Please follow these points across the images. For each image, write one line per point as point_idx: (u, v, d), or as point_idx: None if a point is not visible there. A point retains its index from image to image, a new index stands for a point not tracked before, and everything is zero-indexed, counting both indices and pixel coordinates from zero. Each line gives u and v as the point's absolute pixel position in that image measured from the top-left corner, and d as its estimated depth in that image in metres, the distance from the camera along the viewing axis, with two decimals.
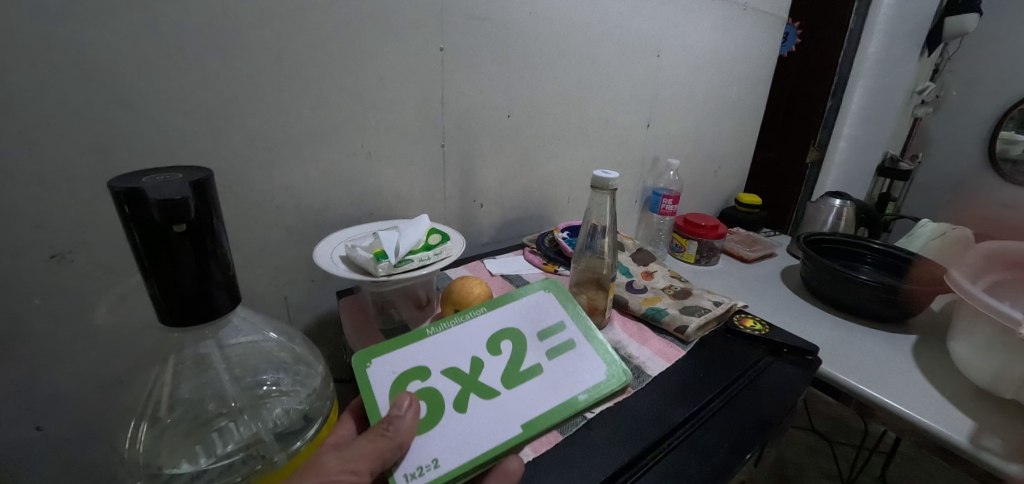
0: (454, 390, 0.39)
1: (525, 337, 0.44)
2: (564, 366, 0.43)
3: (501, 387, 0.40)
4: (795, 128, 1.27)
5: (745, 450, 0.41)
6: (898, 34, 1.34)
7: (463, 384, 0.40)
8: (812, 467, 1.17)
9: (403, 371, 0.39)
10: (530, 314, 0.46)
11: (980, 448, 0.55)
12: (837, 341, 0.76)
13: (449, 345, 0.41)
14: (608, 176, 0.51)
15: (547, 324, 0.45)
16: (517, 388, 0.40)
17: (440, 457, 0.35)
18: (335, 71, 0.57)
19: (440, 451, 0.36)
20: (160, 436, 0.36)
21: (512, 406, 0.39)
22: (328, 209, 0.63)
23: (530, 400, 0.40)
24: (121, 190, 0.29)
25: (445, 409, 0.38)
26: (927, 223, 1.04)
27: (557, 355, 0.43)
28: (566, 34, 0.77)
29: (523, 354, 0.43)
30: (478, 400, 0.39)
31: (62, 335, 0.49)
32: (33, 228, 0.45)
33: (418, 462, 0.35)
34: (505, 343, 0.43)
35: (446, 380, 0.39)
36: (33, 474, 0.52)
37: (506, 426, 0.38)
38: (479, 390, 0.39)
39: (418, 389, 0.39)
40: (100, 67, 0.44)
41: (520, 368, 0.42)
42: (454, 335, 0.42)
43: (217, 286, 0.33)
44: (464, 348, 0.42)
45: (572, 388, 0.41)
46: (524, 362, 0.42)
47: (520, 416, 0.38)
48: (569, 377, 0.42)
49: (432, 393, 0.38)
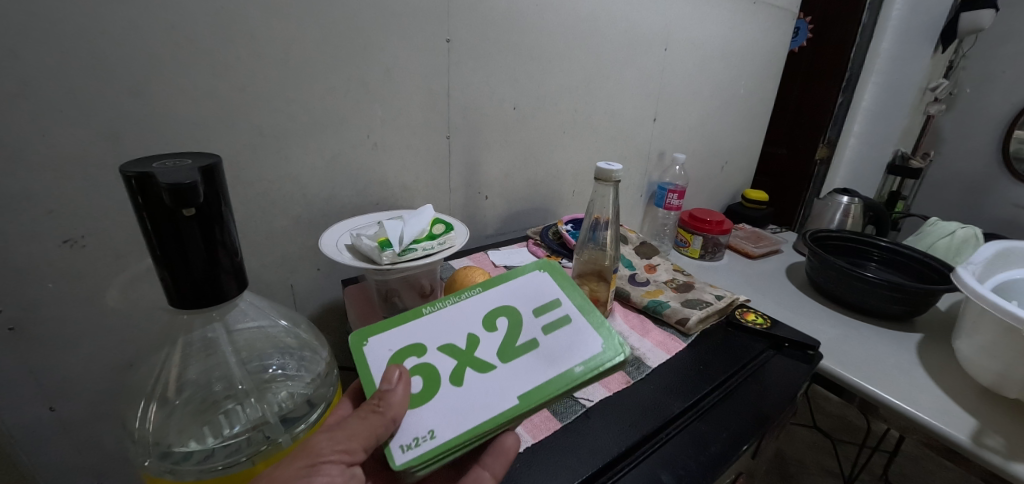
0: (450, 365, 0.37)
1: (522, 310, 0.41)
2: (562, 340, 0.39)
3: (497, 361, 0.38)
4: (804, 124, 1.26)
5: (743, 441, 0.41)
6: (912, 30, 1.32)
7: (459, 359, 0.38)
8: (813, 465, 1.17)
9: (397, 348, 0.38)
10: (526, 289, 0.42)
11: (981, 446, 0.55)
12: (840, 338, 0.76)
13: (444, 321, 0.39)
14: (612, 169, 0.51)
15: (543, 299, 0.41)
16: (513, 362, 0.38)
17: (436, 428, 0.34)
18: (341, 61, 0.58)
19: (436, 422, 0.34)
20: (169, 416, 0.37)
21: (508, 379, 0.36)
22: (334, 198, 0.64)
23: (525, 374, 0.37)
24: (132, 174, 0.30)
25: (440, 383, 0.36)
26: (936, 221, 1.03)
27: (552, 330, 0.40)
28: (573, 27, 0.76)
29: (519, 328, 0.40)
30: (474, 374, 0.37)
31: (75, 318, 0.50)
32: (47, 214, 0.46)
33: (414, 433, 0.34)
34: (500, 319, 0.40)
35: (441, 356, 0.38)
36: (47, 452, 0.53)
37: (501, 400, 0.35)
38: (474, 364, 0.37)
39: (413, 366, 0.37)
40: (112, 56, 0.45)
41: (517, 342, 0.39)
42: (450, 311, 0.40)
43: (225, 272, 0.34)
44: (459, 323, 0.39)
45: (568, 361, 0.38)
46: (521, 336, 0.39)
47: (516, 389, 0.36)
48: (567, 350, 0.38)
49: (427, 368, 0.37)
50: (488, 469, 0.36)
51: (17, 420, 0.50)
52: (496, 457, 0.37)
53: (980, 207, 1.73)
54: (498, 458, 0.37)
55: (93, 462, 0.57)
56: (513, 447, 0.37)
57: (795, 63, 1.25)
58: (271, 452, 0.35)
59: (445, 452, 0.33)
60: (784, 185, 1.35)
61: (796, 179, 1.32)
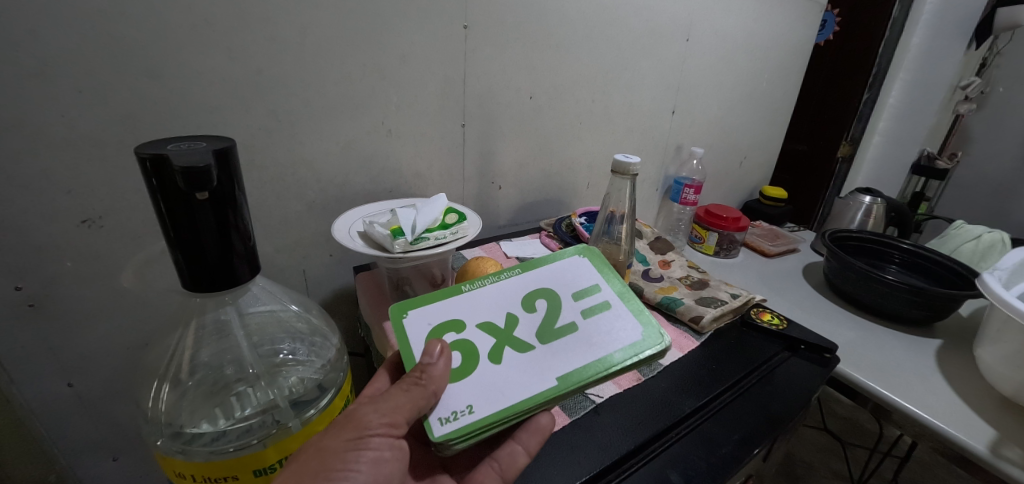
0: (489, 343, 0.37)
1: (561, 294, 0.41)
2: (601, 325, 0.39)
3: (536, 341, 0.38)
4: (828, 121, 1.22)
5: (754, 444, 0.40)
6: (945, 25, 1.26)
7: (498, 338, 0.38)
8: (822, 467, 1.15)
9: (437, 323, 0.38)
10: (564, 275, 0.42)
11: (999, 457, 0.54)
12: (858, 342, 0.74)
13: (485, 300, 0.39)
14: (630, 161, 0.50)
15: (581, 285, 0.41)
16: (553, 344, 0.38)
17: (474, 403, 0.34)
18: (356, 46, 0.57)
19: (474, 398, 0.34)
20: (182, 397, 0.38)
21: (548, 360, 0.37)
22: (347, 184, 0.64)
23: (566, 355, 0.37)
24: (147, 155, 0.29)
25: (480, 359, 0.36)
26: (962, 224, 0.99)
27: (592, 315, 0.40)
28: (593, 15, 0.74)
29: (558, 311, 0.40)
30: (513, 353, 0.37)
31: (92, 296, 0.51)
32: (65, 194, 0.46)
33: (453, 407, 0.34)
34: (540, 301, 0.40)
35: (480, 333, 0.38)
36: (63, 426, 0.54)
37: (541, 379, 0.35)
38: (514, 344, 0.37)
39: (452, 341, 0.37)
40: (127, 35, 0.44)
41: (556, 324, 0.39)
42: (491, 291, 0.40)
43: (238, 256, 0.34)
44: (498, 303, 0.39)
45: (607, 346, 0.38)
46: (560, 319, 0.39)
47: (556, 369, 0.36)
48: (605, 332, 0.39)
49: (466, 344, 0.37)
50: (521, 444, 0.37)
51: (38, 394, 0.51)
52: (531, 434, 0.37)
53: (1006, 212, 1.65)
54: (532, 434, 0.38)
55: (112, 436, 0.58)
56: (548, 426, 0.38)
57: (820, 57, 1.21)
58: (280, 436, 0.36)
59: (484, 424, 0.33)
60: (804, 182, 1.32)
61: (815, 177, 1.28)
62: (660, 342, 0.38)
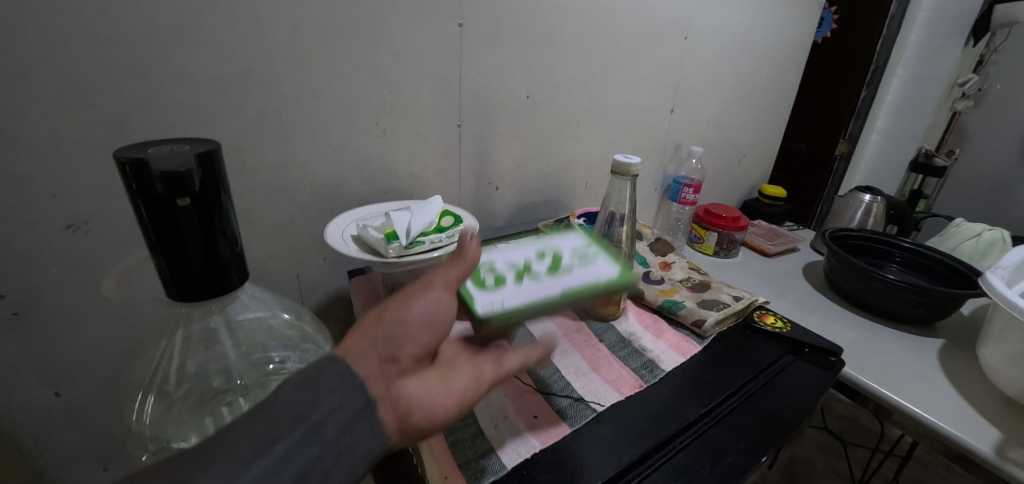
0: (512, 274, 0.44)
1: (564, 253, 0.48)
2: (592, 266, 0.46)
3: (547, 274, 0.44)
4: (827, 118, 1.21)
5: (761, 453, 0.39)
6: (943, 21, 1.26)
7: (519, 271, 0.45)
8: (823, 467, 1.15)
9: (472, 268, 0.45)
10: (564, 244, 0.50)
11: (1004, 459, 0.53)
12: (859, 342, 0.74)
13: (508, 254, 0.48)
14: (630, 161, 0.49)
15: (577, 249, 0.49)
16: (559, 276, 0.44)
17: (505, 299, 0.40)
18: (349, 45, 0.55)
19: (504, 295, 0.41)
20: (170, 409, 0.36)
21: (557, 280, 0.43)
22: (341, 186, 0.62)
23: (570, 277, 0.43)
24: (126, 160, 0.28)
25: (506, 282, 0.43)
26: (962, 222, 0.98)
27: (587, 261, 0.46)
28: (591, 12, 0.73)
29: (562, 260, 0.47)
30: (530, 279, 0.44)
31: (78, 304, 0.50)
32: (49, 198, 0.45)
33: (487, 300, 0.40)
34: (548, 255, 0.47)
35: (505, 270, 0.45)
36: (50, 437, 0.53)
37: (553, 288, 0.42)
38: (531, 274, 0.44)
39: (485, 271, 0.44)
40: (110, 33, 0.43)
41: (560, 266, 0.46)
42: (511, 251, 0.48)
43: (225, 263, 0.32)
44: (517, 256, 0.47)
45: (598, 274, 0.44)
46: (563, 263, 0.46)
47: (563, 284, 0.42)
48: (592, 274, 0.45)
49: (496, 273, 0.44)
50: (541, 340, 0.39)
51: (23, 404, 0.50)
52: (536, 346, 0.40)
53: (1004, 208, 1.65)
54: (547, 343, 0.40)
55: (104, 445, 0.57)
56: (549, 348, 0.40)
57: (818, 54, 1.20)
58: None
59: (513, 309, 0.39)
60: (803, 181, 1.31)
61: (815, 175, 1.27)
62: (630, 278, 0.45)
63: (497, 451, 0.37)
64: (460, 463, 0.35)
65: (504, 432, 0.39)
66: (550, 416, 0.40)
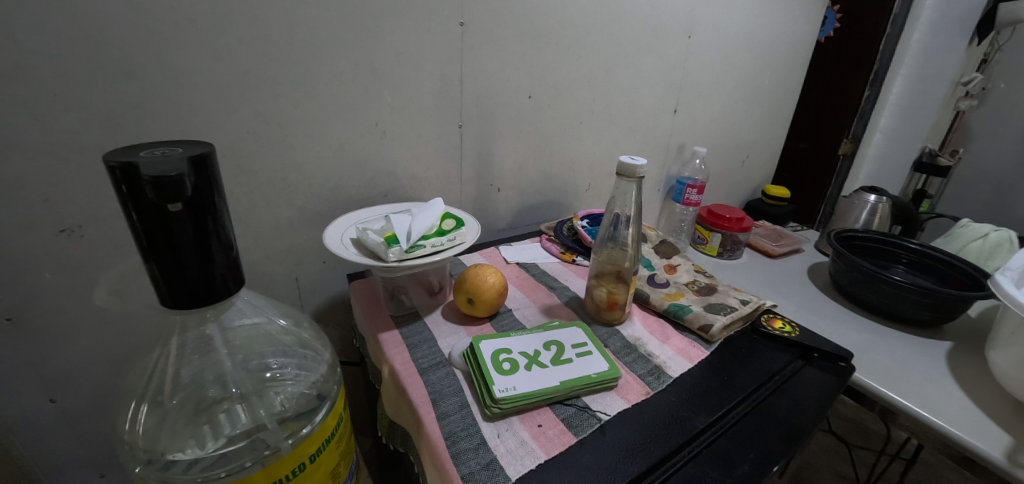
0: (522, 359, 0.45)
1: (566, 344, 0.48)
2: (591, 359, 0.46)
3: (553, 364, 0.45)
4: (831, 118, 1.20)
5: (772, 464, 0.38)
6: (948, 19, 1.24)
7: (528, 359, 0.45)
8: (828, 470, 1.14)
9: (487, 343, 0.46)
10: (564, 333, 0.50)
11: (1018, 465, 0.52)
12: (866, 345, 0.73)
13: (519, 338, 0.48)
14: (636, 162, 0.46)
15: (576, 339, 0.49)
16: (563, 366, 0.44)
17: (517, 385, 0.41)
18: (348, 44, 0.54)
19: (516, 382, 0.41)
20: (166, 419, 0.35)
21: (562, 373, 0.43)
22: (340, 189, 0.61)
23: (573, 372, 0.44)
24: (116, 164, 0.27)
25: (517, 367, 0.44)
26: (968, 222, 0.97)
27: (586, 353, 0.47)
28: (594, 11, 0.72)
29: (565, 350, 0.47)
30: (539, 368, 0.44)
31: (73, 309, 0.49)
32: (42, 202, 0.44)
33: (502, 385, 0.41)
34: (552, 345, 0.48)
35: (518, 355, 0.45)
36: (45, 444, 0.52)
37: (558, 381, 0.42)
38: (539, 363, 0.45)
39: (497, 354, 0.45)
40: (103, 34, 0.42)
41: (563, 356, 0.46)
42: (521, 335, 0.49)
43: (220, 270, 0.31)
44: (526, 342, 0.48)
45: (595, 368, 0.45)
46: (565, 352, 0.47)
47: (566, 376, 0.43)
48: (587, 367, 0.45)
49: (507, 356, 0.45)
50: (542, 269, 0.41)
51: (17, 411, 0.49)
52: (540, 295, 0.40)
53: (1008, 208, 1.64)
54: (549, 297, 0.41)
55: (101, 452, 0.56)
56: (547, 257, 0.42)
57: (821, 53, 1.19)
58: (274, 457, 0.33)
59: (526, 398, 0.40)
60: (807, 181, 1.30)
61: (818, 175, 1.26)
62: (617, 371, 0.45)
63: (501, 461, 0.35)
64: (463, 474, 0.34)
65: (507, 441, 0.37)
66: (554, 426, 0.39)
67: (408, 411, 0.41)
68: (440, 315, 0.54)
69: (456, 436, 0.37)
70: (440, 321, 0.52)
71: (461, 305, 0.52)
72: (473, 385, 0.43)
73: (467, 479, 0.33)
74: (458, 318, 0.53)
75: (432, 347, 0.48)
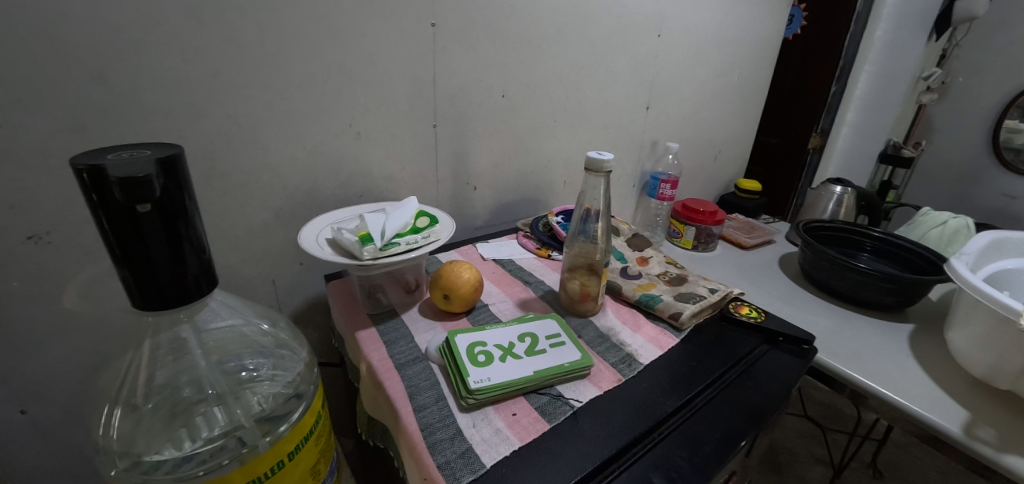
0: (497, 351, 0.46)
1: (540, 336, 0.49)
2: (562, 350, 0.47)
3: (526, 355, 0.46)
4: (799, 112, 1.24)
5: (736, 440, 0.40)
6: (906, 17, 1.29)
7: (503, 351, 0.46)
8: (804, 453, 1.18)
9: (463, 337, 0.47)
10: (538, 326, 0.51)
11: (973, 439, 0.55)
12: (833, 330, 0.76)
13: (495, 331, 0.49)
14: (603, 157, 0.47)
15: (549, 331, 0.50)
16: (536, 357, 0.46)
17: (492, 376, 0.42)
18: (319, 46, 0.55)
19: (491, 373, 0.43)
20: (140, 422, 0.35)
21: (535, 364, 0.45)
22: (315, 190, 0.61)
23: (546, 362, 0.45)
24: (83, 167, 0.27)
25: (492, 359, 0.45)
26: (928, 211, 1.02)
27: (558, 344, 0.48)
28: (563, 10, 0.74)
29: (538, 342, 0.48)
30: (513, 360, 0.45)
31: (41, 317, 0.48)
32: (8, 209, 0.43)
33: (478, 376, 0.42)
34: (527, 338, 0.49)
35: (493, 347, 0.47)
36: (15, 457, 0.51)
37: (531, 370, 0.43)
38: (513, 355, 0.46)
39: (473, 348, 0.46)
40: (64, 36, 0.41)
41: (537, 347, 0.47)
42: (497, 330, 0.50)
43: (193, 272, 0.32)
44: (502, 336, 0.49)
45: (566, 358, 0.46)
46: (539, 343, 0.48)
47: (539, 366, 0.44)
48: (559, 356, 0.46)
49: (482, 349, 0.46)
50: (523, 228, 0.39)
51: None
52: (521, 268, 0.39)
53: (970, 196, 1.69)
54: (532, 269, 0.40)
55: (75, 462, 0.55)
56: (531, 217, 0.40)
57: (789, 50, 1.23)
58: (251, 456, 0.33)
59: (500, 388, 0.41)
60: (777, 174, 1.34)
61: (789, 168, 1.30)
62: (588, 360, 0.46)
63: (477, 449, 0.36)
64: (439, 463, 0.35)
65: (483, 430, 0.38)
66: (527, 414, 0.40)
67: (386, 406, 0.42)
68: (417, 311, 0.54)
69: (432, 427, 0.38)
70: (417, 318, 0.53)
71: (438, 301, 0.53)
72: (449, 378, 0.44)
73: (443, 468, 0.34)
74: (435, 315, 0.54)
75: (409, 343, 0.48)
